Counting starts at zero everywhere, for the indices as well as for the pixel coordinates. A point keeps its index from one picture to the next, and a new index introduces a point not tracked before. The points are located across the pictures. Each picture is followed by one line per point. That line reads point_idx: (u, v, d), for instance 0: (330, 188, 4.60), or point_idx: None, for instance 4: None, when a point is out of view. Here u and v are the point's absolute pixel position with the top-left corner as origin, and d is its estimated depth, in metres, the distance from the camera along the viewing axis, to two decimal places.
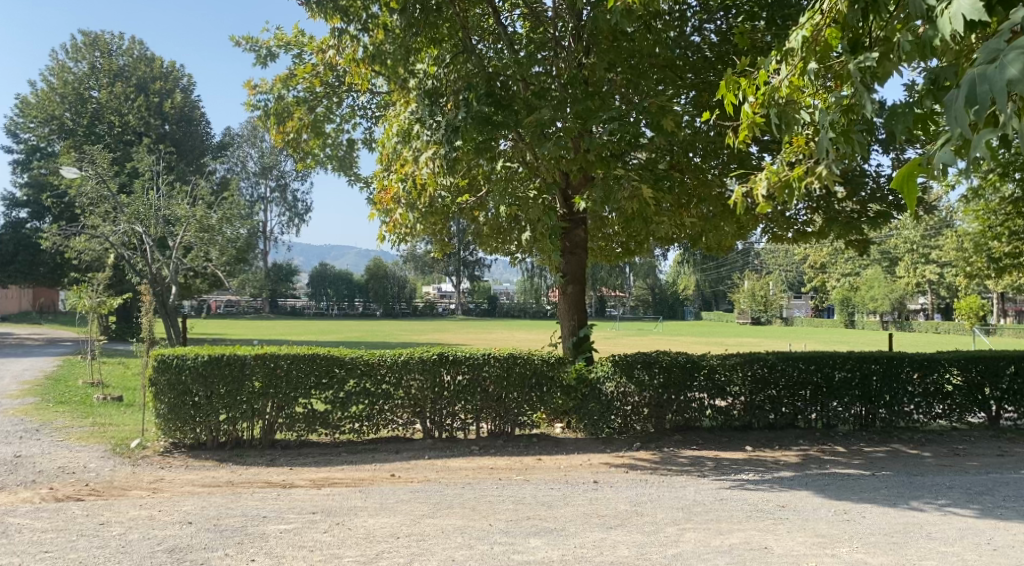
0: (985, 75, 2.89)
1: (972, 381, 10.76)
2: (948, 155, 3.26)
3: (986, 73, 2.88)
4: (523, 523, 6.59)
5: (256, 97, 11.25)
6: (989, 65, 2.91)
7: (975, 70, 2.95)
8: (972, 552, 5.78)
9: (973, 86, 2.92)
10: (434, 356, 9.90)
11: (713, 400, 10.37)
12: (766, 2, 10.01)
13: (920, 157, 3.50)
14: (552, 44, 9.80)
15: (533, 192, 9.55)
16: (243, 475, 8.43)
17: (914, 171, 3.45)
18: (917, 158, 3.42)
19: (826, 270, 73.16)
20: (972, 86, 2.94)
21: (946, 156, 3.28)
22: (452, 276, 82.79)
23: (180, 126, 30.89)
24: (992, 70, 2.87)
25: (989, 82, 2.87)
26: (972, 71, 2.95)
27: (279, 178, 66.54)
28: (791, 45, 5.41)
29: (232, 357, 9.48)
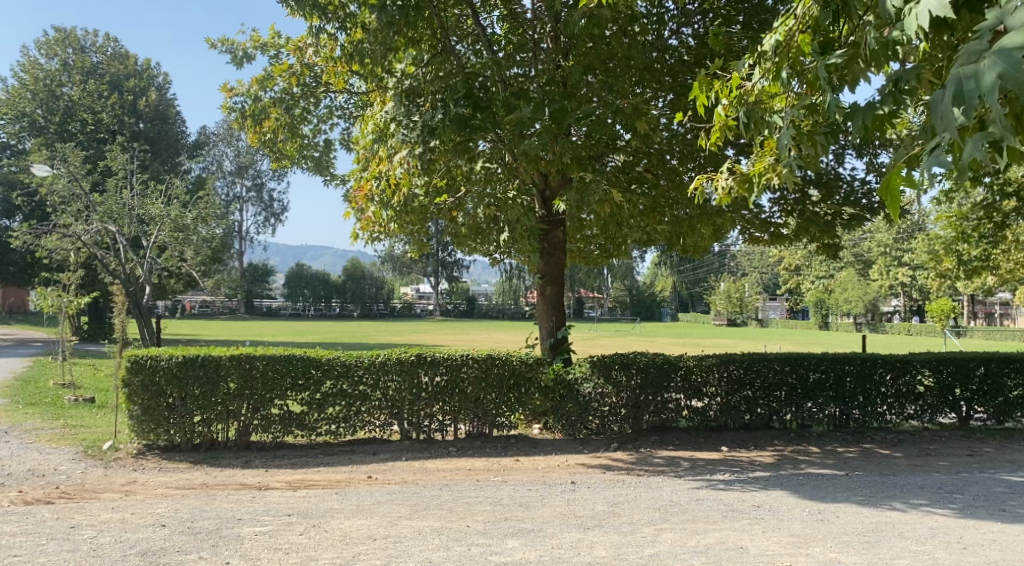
0: (973, 74, 2.95)
1: (942, 382, 10.91)
2: (940, 156, 3.25)
3: (974, 73, 2.95)
4: (501, 524, 6.59)
5: (233, 99, 11.16)
6: (975, 65, 2.98)
7: (960, 71, 3.02)
8: (943, 551, 5.86)
9: (960, 86, 2.98)
10: (413, 356, 9.87)
11: (689, 400, 10.43)
12: (742, 6, 10.12)
13: (902, 165, 3.57)
14: (531, 46, 9.86)
15: (512, 193, 9.43)
16: (218, 478, 8.35)
17: (897, 181, 3.53)
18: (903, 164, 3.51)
19: (802, 272, 74.04)
20: (960, 86, 3.00)
21: (937, 158, 3.27)
22: (431, 276, 82.68)
23: (155, 125, 30.58)
24: (980, 68, 2.94)
25: (978, 79, 2.93)
26: (958, 71, 3.02)
27: (255, 178, 66.09)
28: (764, 49, 5.47)
29: (206, 358, 9.39)
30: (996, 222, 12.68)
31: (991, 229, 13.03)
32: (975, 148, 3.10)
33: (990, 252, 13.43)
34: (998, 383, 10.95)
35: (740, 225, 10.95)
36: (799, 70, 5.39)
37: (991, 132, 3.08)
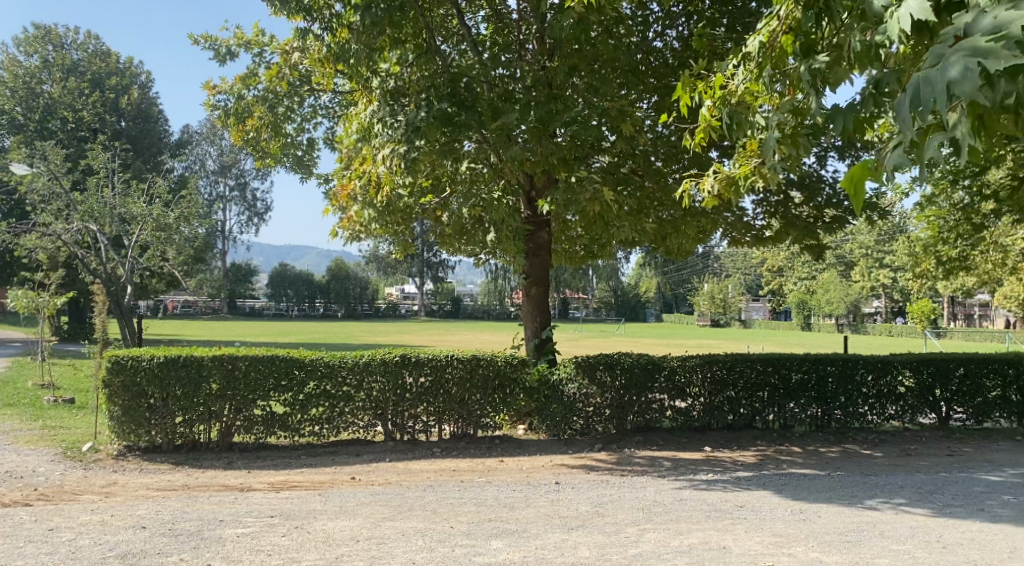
0: (929, 79, 3.09)
1: (922, 383, 11.00)
2: (900, 156, 3.39)
3: (931, 77, 3.09)
4: (485, 525, 6.58)
5: (216, 97, 11.09)
6: (933, 70, 3.12)
7: (920, 74, 3.16)
8: (923, 550, 5.91)
9: (917, 88, 3.13)
10: (397, 357, 9.85)
11: (673, 401, 10.47)
12: (727, 9, 10.18)
13: (870, 160, 3.58)
14: (516, 46, 9.87)
15: (497, 194, 9.37)
16: (200, 479, 8.29)
17: (863, 175, 3.53)
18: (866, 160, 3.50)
19: (785, 273, 74.55)
20: (918, 90, 3.14)
21: (899, 158, 3.40)
22: (416, 277, 82.54)
23: (137, 123, 30.38)
24: (935, 72, 3.08)
25: (934, 84, 3.07)
26: (917, 75, 3.16)
27: (238, 177, 65.74)
28: (748, 50, 5.59)
29: (188, 359, 9.32)
30: (975, 224, 12.80)
31: (970, 231, 13.15)
32: (933, 150, 3.25)
33: (969, 253, 13.57)
34: (977, 383, 11.06)
35: (723, 227, 11.03)
36: (782, 73, 5.45)
37: (946, 137, 3.23)
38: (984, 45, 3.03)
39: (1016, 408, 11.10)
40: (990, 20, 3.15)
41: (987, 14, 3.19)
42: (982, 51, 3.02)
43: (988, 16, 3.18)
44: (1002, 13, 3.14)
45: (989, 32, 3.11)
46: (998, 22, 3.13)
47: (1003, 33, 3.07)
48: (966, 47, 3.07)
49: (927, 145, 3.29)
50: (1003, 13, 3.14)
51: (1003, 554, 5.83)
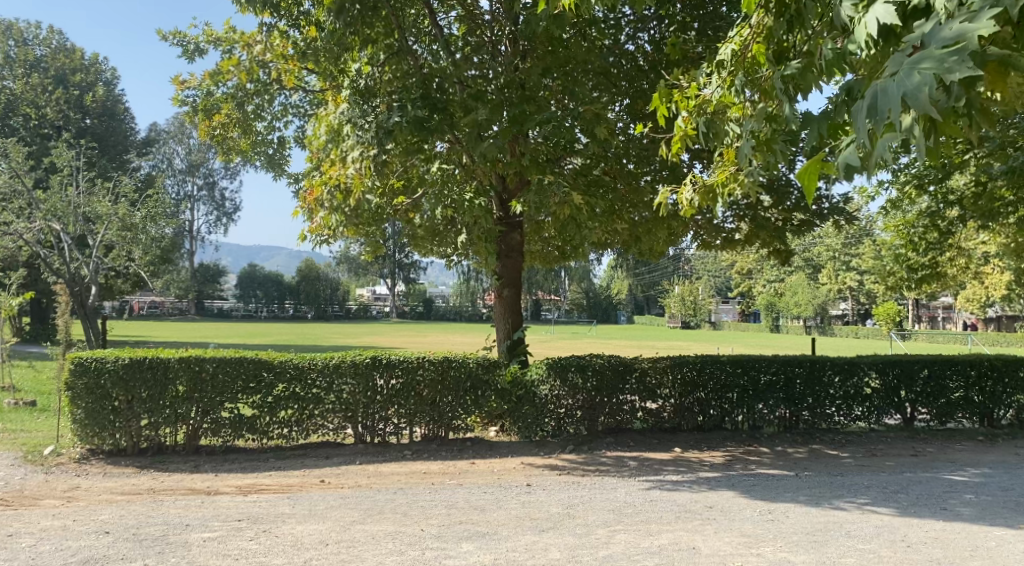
0: (887, 90, 3.22)
1: (888, 384, 11.16)
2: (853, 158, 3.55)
3: (889, 88, 3.21)
4: (456, 527, 6.55)
5: (184, 93, 10.93)
6: (892, 80, 3.24)
7: (880, 84, 3.28)
8: (888, 549, 6.00)
9: (876, 99, 3.26)
10: (367, 359, 9.78)
11: (644, 402, 10.51)
12: (698, 13, 10.27)
13: (824, 154, 3.79)
14: (489, 48, 9.84)
15: (469, 195, 9.26)
16: (166, 482, 8.16)
17: (817, 167, 3.77)
18: (822, 154, 3.75)
19: (754, 276, 75.38)
20: (876, 99, 3.27)
21: (851, 159, 3.59)
22: (387, 278, 82.17)
23: (102, 121, 29.88)
24: (893, 83, 3.20)
25: (891, 95, 3.19)
26: (877, 85, 3.29)
27: (207, 176, 64.94)
28: (721, 58, 5.70)
29: (154, 361, 9.18)
30: (941, 230, 13.01)
31: (936, 236, 13.38)
32: (883, 153, 3.39)
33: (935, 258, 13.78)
34: (941, 384, 11.24)
35: (694, 230, 11.14)
36: (754, 80, 5.56)
37: (898, 140, 3.37)
38: (942, 57, 3.14)
39: (978, 408, 11.31)
40: (949, 30, 3.24)
41: (946, 25, 3.28)
42: (940, 64, 3.12)
43: (947, 26, 3.27)
44: (959, 24, 3.24)
45: (947, 42, 3.20)
46: (956, 32, 3.21)
47: (960, 45, 3.16)
48: (925, 58, 3.17)
49: (880, 148, 3.43)
50: (960, 24, 3.24)
51: (964, 552, 5.93)
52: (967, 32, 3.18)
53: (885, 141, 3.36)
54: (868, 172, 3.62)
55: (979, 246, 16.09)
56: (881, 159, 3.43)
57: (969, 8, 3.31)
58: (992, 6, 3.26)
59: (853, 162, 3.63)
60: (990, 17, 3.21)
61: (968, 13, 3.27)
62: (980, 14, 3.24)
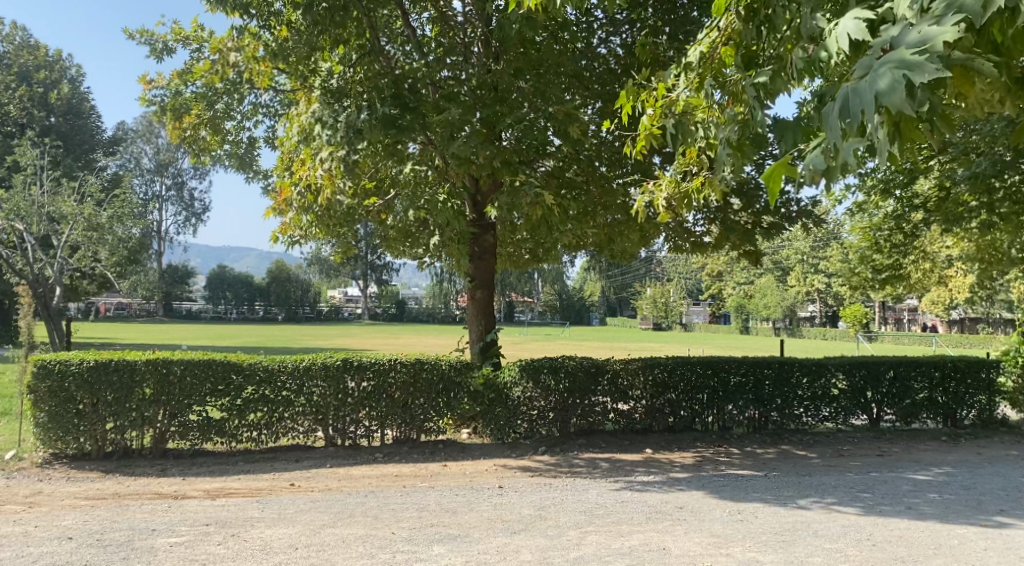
0: (858, 90, 3.29)
1: (855, 386, 11.29)
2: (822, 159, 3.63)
3: (860, 88, 3.28)
4: (427, 530, 6.53)
5: (152, 92, 10.78)
6: (862, 81, 3.31)
7: (850, 85, 3.35)
8: (854, 548, 6.08)
9: (847, 99, 3.33)
10: (338, 361, 9.72)
11: (616, 404, 10.55)
12: (670, 18, 10.29)
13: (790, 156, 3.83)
14: (462, 49, 9.81)
15: (442, 196, 9.19)
16: (132, 487, 8.03)
17: (783, 169, 3.81)
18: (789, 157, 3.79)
19: (724, 277, 76.16)
20: (848, 100, 3.34)
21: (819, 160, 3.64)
22: (359, 279, 81.77)
23: (67, 119, 29.42)
24: (865, 84, 3.27)
25: (863, 95, 3.26)
26: (847, 86, 3.36)
27: (176, 176, 64.19)
28: (689, 61, 5.76)
29: (121, 363, 9.04)
30: (906, 232, 13.21)
31: (901, 239, 13.58)
32: (850, 154, 3.45)
33: (899, 260, 13.94)
34: (906, 386, 11.41)
35: (665, 232, 11.22)
36: (722, 82, 5.64)
37: (866, 142, 3.44)
38: (911, 59, 3.21)
39: (942, 408, 11.51)
40: (915, 34, 3.31)
41: (913, 28, 3.35)
42: (910, 66, 3.18)
43: (913, 30, 3.34)
44: (926, 28, 3.30)
45: (914, 45, 3.27)
46: (923, 36, 3.28)
47: (928, 47, 3.23)
48: (893, 59, 3.25)
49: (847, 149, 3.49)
50: (927, 28, 3.31)
51: (928, 551, 6.02)
52: (933, 35, 3.25)
53: (854, 143, 3.43)
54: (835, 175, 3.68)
55: (943, 249, 16.39)
56: (850, 161, 3.49)
57: (933, 12, 3.39)
58: (956, 11, 3.33)
59: (820, 165, 3.68)
60: (954, 21, 3.29)
61: (932, 17, 3.35)
62: (945, 18, 3.32)
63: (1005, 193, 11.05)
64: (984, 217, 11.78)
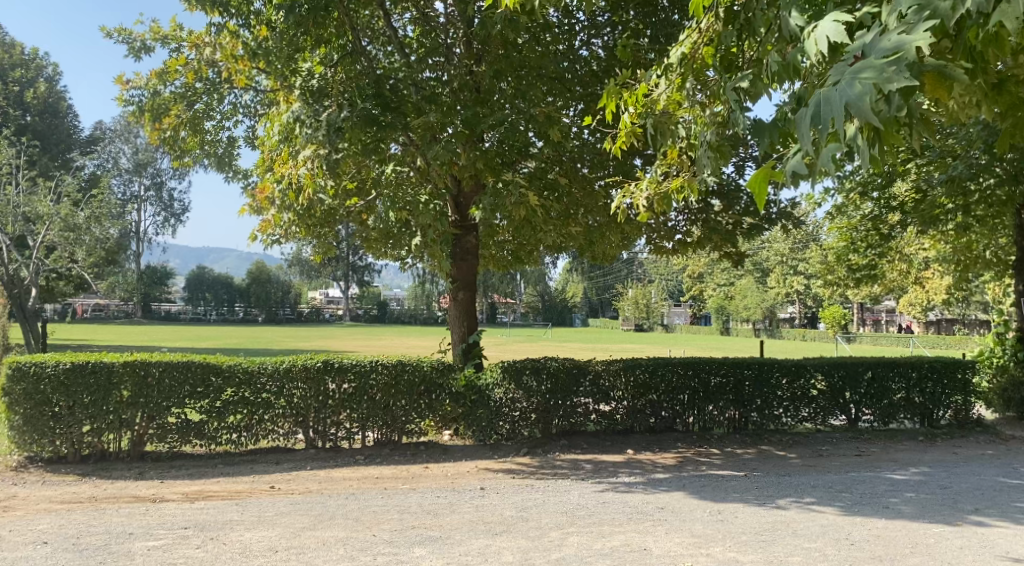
0: (829, 98, 3.33)
1: (834, 386, 11.37)
2: (800, 165, 3.66)
3: (831, 96, 3.33)
4: (408, 532, 6.51)
5: (129, 92, 10.67)
6: (833, 88, 3.35)
7: (822, 92, 3.40)
8: (833, 547, 6.13)
9: (819, 106, 3.37)
10: (319, 363, 9.67)
11: (598, 405, 10.56)
12: (651, 20, 10.35)
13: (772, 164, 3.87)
14: (444, 50, 9.77)
15: (423, 197, 9.28)
16: (108, 490, 7.94)
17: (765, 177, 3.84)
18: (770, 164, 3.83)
19: (704, 279, 76.62)
20: (819, 106, 3.38)
21: (798, 166, 3.68)
22: (341, 281, 81.49)
23: (43, 118, 29.10)
24: (836, 91, 3.31)
25: (834, 102, 3.30)
26: (820, 93, 3.40)
27: (154, 176, 63.60)
28: (670, 61, 5.72)
29: (98, 365, 8.94)
30: (883, 234, 13.35)
31: (878, 241, 13.70)
32: (827, 161, 3.48)
33: (877, 261, 14.07)
34: (884, 386, 11.50)
35: (646, 233, 11.26)
36: (703, 81, 5.64)
37: (843, 149, 3.46)
38: (881, 66, 3.25)
39: (919, 408, 11.62)
40: (887, 42, 3.34)
41: (885, 36, 3.39)
42: (880, 74, 3.22)
43: (885, 38, 3.38)
44: (897, 36, 3.34)
45: (886, 53, 3.30)
46: (894, 43, 3.32)
47: (899, 55, 3.26)
48: (863, 67, 3.29)
49: (826, 156, 3.52)
50: (898, 36, 3.34)
51: (905, 550, 6.09)
52: (904, 43, 3.28)
53: (830, 150, 3.46)
54: (815, 181, 3.71)
55: (918, 251, 16.61)
56: (827, 168, 3.52)
57: (905, 19, 3.42)
58: (928, 18, 3.35)
59: (800, 171, 3.70)
60: (925, 29, 3.31)
61: (904, 25, 3.38)
62: (917, 26, 3.35)
63: (980, 196, 11.23)
64: (961, 219, 11.92)
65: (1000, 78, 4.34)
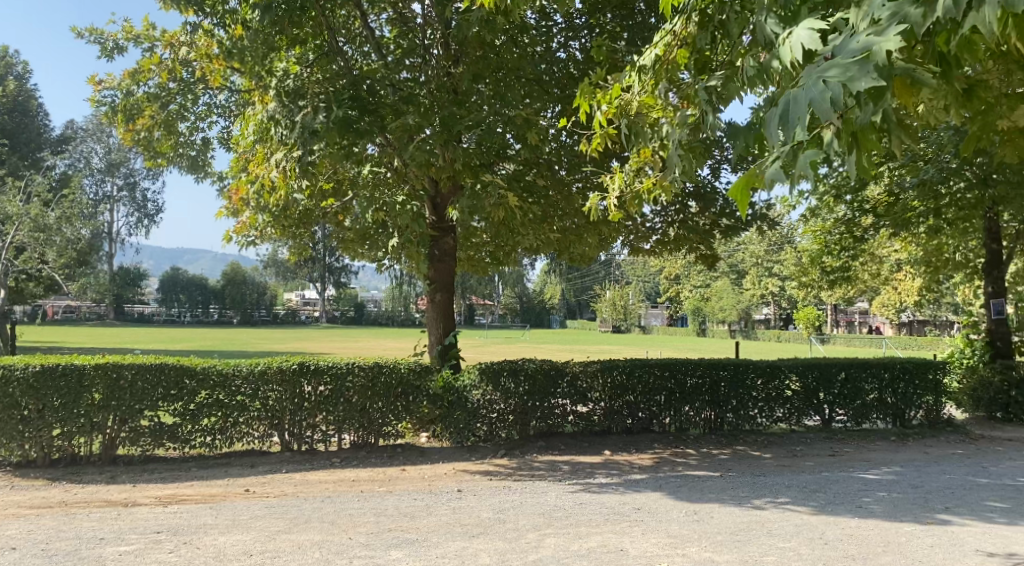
0: (796, 98, 3.44)
1: (808, 387, 11.47)
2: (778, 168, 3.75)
3: (798, 95, 3.44)
4: (385, 535, 6.47)
5: (102, 92, 10.53)
6: (801, 88, 3.46)
7: (791, 92, 3.50)
8: (807, 547, 6.18)
9: (787, 106, 3.48)
10: (294, 365, 9.60)
11: (575, 406, 10.57)
12: (628, 23, 10.40)
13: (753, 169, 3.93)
14: (421, 51, 9.75)
15: (401, 198, 9.14)
16: (79, 495, 7.82)
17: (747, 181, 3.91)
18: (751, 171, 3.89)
19: (681, 281, 77.11)
20: (788, 106, 3.49)
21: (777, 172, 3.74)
22: (318, 282, 81.04)
23: (13, 116, 28.70)
24: (802, 91, 3.42)
25: (800, 102, 3.42)
26: (789, 93, 3.50)
27: (127, 176, 62.80)
28: (643, 63, 5.69)
29: (68, 367, 8.81)
30: (857, 237, 13.50)
31: (852, 243, 13.84)
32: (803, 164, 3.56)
33: (851, 264, 14.20)
34: (857, 387, 11.62)
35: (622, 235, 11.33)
36: (677, 83, 5.63)
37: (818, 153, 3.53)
38: (847, 66, 3.33)
39: (891, 408, 11.75)
40: (856, 43, 3.41)
41: (854, 38, 3.46)
42: (846, 75, 3.30)
43: (855, 40, 3.45)
44: (865, 38, 3.41)
45: (854, 53, 3.37)
46: (863, 45, 3.38)
47: (867, 56, 3.32)
48: (830, 68, 3.38)
49: (802, 160, 3.59)
50: (867, 37, 3.40)
51: (878, 548, 6.16)
52: (873, 44, 3.34)
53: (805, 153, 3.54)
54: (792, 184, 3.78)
55: (889, 253, 16.83)
56: (802, 172, 3.59)
57: (878, 23, 3.46)
58: (899, 22, 3.39)
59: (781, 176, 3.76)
60: (896, 33, 3.36)
61: (876, 28, 3.43)
62: (888, 29, 3.40)
63: (950, 199, 11.35)
64: (933, 222, 12.08)
65: (970, 83, 4.40)
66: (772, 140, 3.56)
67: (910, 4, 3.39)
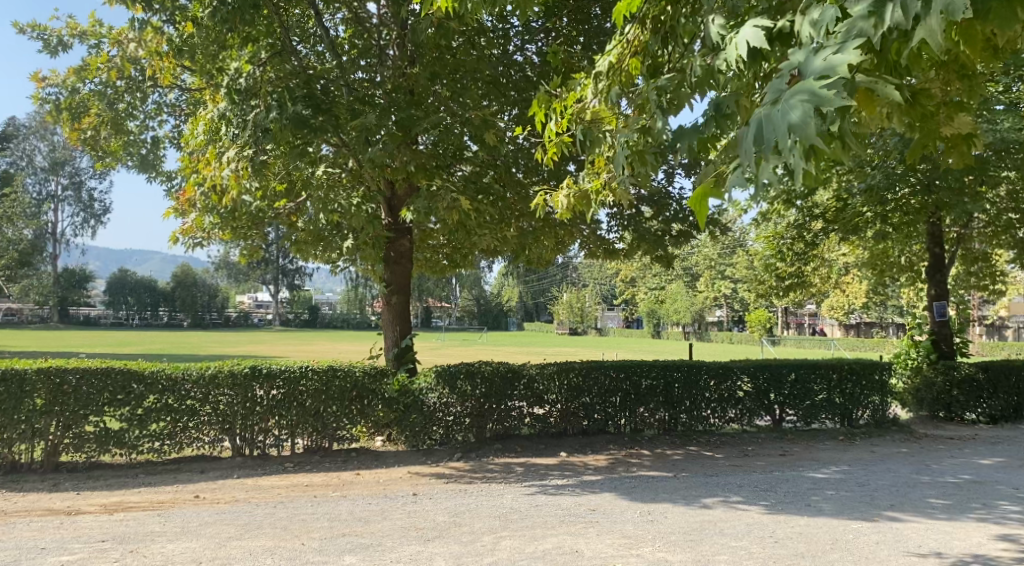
0: (771, 118, 3.39)
1: (759, 388, 11.67)
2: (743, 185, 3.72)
3: (773, 117, 3.38)
4: (338, 540, 6.39)
5: (45, 90, 10.25)
6: (775, 108, 3.42)
7: (763, 112, 3.46)
8: (758, 545, 6.28)
9: (761, 127, 3.42)
10: (246, 369, 9.44)
11: (531, 408, 10.59)
12: (583, 28, 10.51)
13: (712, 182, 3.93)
14: (377, 52, 9.70)
15: (356, 200, 9.09)
16: (19, 503, 7.57)
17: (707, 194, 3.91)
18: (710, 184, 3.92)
19: (636, 283, 77.88)
20: (762, 127, 3.43)
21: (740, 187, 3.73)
22: (271, 284, 80.00)
23: None
24: (778, 114, 3.37)
25: (775, 125, 3.36)
26: (761, 113, 3.46)
27: (73, 176, 61.21)
28: (597, 69, 5.70)
29: (8, 373, 8.54)
30: (807, 241, 13.74)
31: (802, 248, 14.07)
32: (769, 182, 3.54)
33: (801, 268, 14.48)
34: (807, 388, 11.84)
35: (580, 239, 11.46)
36: (630, 90, 5.66)
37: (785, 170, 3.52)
38: (819, 91, 3.30)
39: (839, 409, 11.97)
40: (821, 63, 3.42)
41: (819, 55, 3.48)
42: (817, 96, 3.29)
43: (819, 58, 3.47)
44: (830, 55, 3.44)
45: (821, 74, 3.38)
46: (827, 64, 3.40)
47: (833, 77, 3.35)
48: (803, 91, 3.34)
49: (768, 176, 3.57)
50: (831, 56, 3.44)
51: (825, 546, 6.28)
52: (838, 63, 3.36)
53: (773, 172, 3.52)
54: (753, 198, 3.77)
55: (839, 257, 17.21)
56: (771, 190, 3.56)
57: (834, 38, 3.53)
58: (855, 37, 3.46)
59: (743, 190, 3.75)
60: (855, 49, 3.41)
61: (835, 44, 3.49)
62: (847, 43, 3.46)
63: (896, 205, 11.67)
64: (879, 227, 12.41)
65: (914, 91, 4.52)
66: (747, 161, 3.48)
67: (860, 17, 3.50)
